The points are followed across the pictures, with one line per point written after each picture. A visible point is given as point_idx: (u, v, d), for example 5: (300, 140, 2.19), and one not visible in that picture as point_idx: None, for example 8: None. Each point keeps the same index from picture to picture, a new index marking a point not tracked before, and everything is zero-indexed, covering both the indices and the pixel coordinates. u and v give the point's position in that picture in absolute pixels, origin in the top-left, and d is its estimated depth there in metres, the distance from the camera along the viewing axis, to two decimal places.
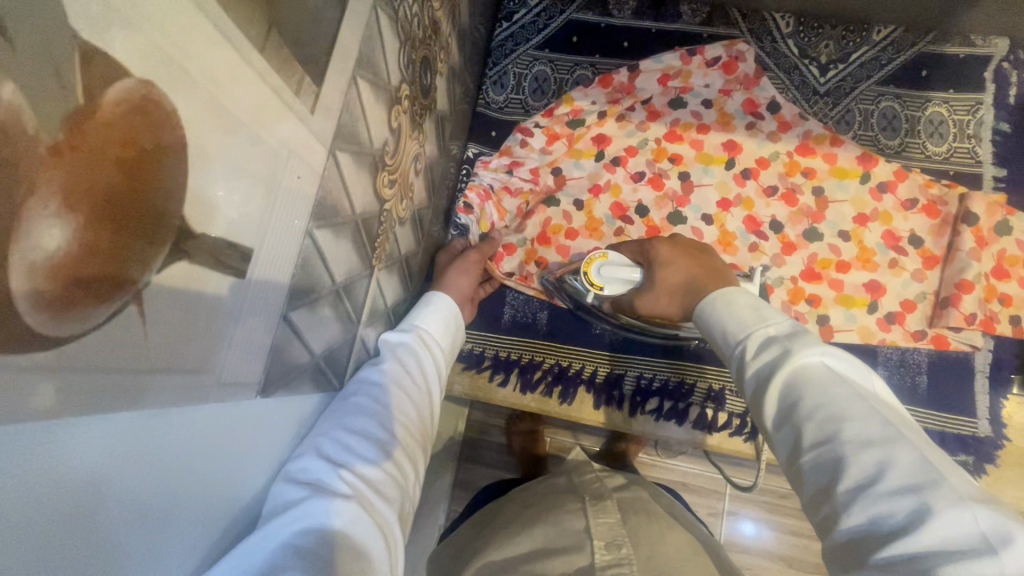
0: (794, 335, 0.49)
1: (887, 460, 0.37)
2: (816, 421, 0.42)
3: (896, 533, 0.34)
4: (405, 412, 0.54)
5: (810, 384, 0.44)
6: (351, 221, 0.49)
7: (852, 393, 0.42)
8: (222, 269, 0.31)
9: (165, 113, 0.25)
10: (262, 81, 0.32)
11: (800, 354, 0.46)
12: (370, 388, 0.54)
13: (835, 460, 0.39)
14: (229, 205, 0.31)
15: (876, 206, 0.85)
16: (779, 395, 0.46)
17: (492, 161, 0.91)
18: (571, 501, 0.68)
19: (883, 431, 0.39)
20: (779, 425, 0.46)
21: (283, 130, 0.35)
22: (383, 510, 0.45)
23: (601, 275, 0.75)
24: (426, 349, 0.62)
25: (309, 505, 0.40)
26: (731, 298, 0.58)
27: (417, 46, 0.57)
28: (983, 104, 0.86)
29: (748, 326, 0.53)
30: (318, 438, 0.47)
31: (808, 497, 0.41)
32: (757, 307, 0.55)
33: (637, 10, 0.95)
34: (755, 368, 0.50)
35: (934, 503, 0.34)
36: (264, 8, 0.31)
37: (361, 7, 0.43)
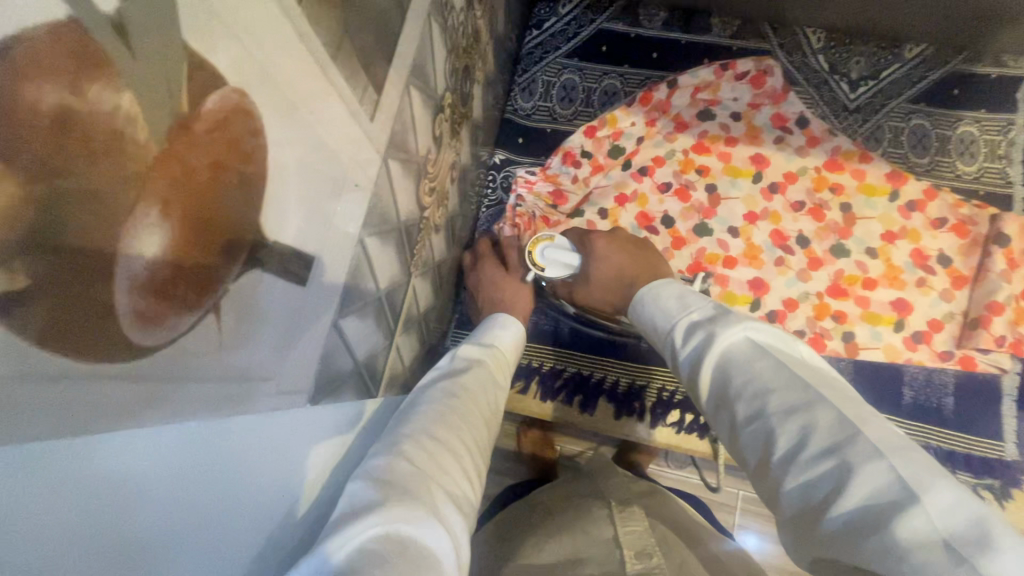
0: (715, 318, 0.53)
1: (810, 426, 0.38)
2: (747, 398, 0.43)
3: (830, 500, 0.35)
4: (478, 418, 0.50)
5: (738, 359, 0.47)
6: (396, 228, 0.49)
7: (773, 360, 0.44)
8: (288, 276, 0.31)
9: (252, 121, 0.25)
10: (333, 87, 0.32)
11: (722, 333, 0.49)
12: (448, 392, 0.50)
13: (767, 434, 0.41)
14: (298, 213, 0.31)
15: (905, 224, 0.85)
16: (711, 379, 0.48)
17: (536, 182, 0.90)
18: (598, 507, 0.68)
19: (803, 395, 0.40)
20: (719, 408, 0.47)
21: (347, 138, 0.35)
22: (461, 526, 0.38)
23: (544, 258, 0.76)
24: (499, 367, 0.60)
25: (381, 501, 0.34)
26: (659, 291, 0.63)
27: (460, 54, 0.58)
28: (1015, 125, 0.86)
29: (676, 317, 0.57)
30: (401, 435, 0.42)
31: (750, 468, 0.42)
32: (681, 299, 0.59)
33: (667, 21, 0.95)
34: (686, 352, 0.53)
35: (853, 461, 0.35)
36: (340, 15, 0.31)
37: (417, 16, 0.43)
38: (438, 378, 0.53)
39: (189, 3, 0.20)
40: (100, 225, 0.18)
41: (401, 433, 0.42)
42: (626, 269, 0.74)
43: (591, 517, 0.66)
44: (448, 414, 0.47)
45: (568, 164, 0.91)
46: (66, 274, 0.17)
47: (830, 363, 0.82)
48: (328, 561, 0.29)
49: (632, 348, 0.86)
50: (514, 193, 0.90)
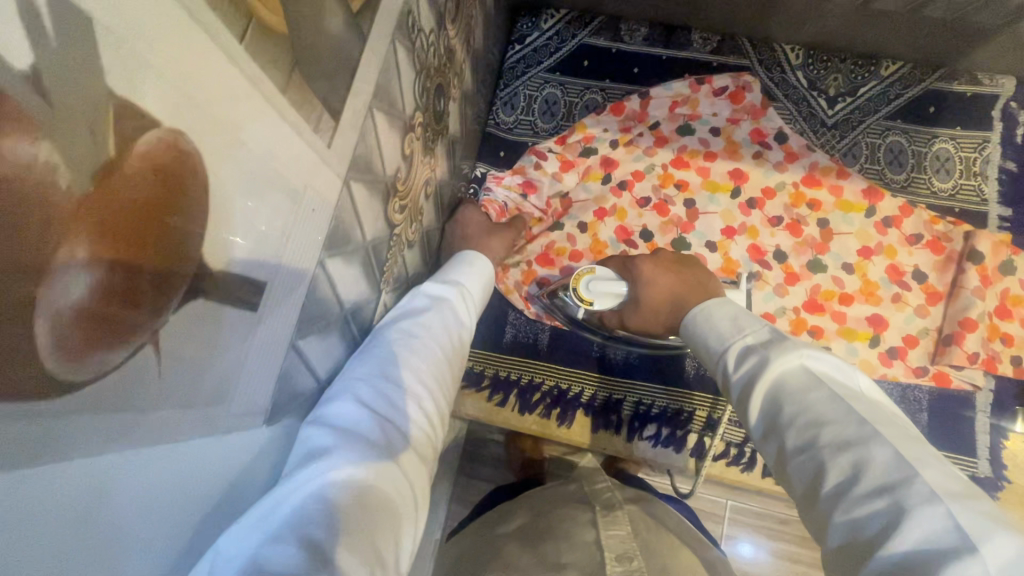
0: (769, 343, 0.55)
1: (862, 462, 0.41)
2: (798, 426, 0.47)
3: (878, 536, 0.37)
4: (435, 365, 0.56)
5: (791, 387, 0.49)
6: (361, 247, 0.49)
7: (827, 392, 0.47)
8: (236, 303, 0.32)
9: (189, 158, 0.25)
10: (283, 119, 0.32)
11: (777, 359, 0.51)
12: (403, 337, 0.55)
13: (818, 465, 0.43)
14: (245, 241, 0.32)
15: (880, 240, 0.86)
16: (764, 402, 0.51)
17: (505, 177, 0.90)
18: (582, 513, 0.66)
19: (858, 431, 0.43)
20: (766, 432, 0.50)
21: (300, 163, 0.35)
22: (407, 462, 0.46)
23: (592, 291, 0.76)
24: (463, 306, 0.65)
25: (338, 453, 0.41)
26: (711, 311, 0.65)
27: (431, 74, 0.58)
28: (990, 142, 0.87)
29: (727, 338, 0.59)
30: (354, 382, 0.48)
31: (798, 492, 0.45)
32: (732, 319, 0.61)
33: (649, 36, 0.96)
34: (738, 375, 0.55)
35: (910, 503, 0.37)
36: (289, 49, 0.31)
37: (380, 41, 0.44)
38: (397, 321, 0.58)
39: (115, 51, 0.20)
40: (30, 268, 0.19)
41: (354, 381, 0.48)
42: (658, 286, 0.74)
43: (574, 518, 0.65)
44: (409, 367, 0.52)
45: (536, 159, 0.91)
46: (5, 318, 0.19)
47: None
48: (293, 508, 0.36)
49: (612, 361, 0.87)
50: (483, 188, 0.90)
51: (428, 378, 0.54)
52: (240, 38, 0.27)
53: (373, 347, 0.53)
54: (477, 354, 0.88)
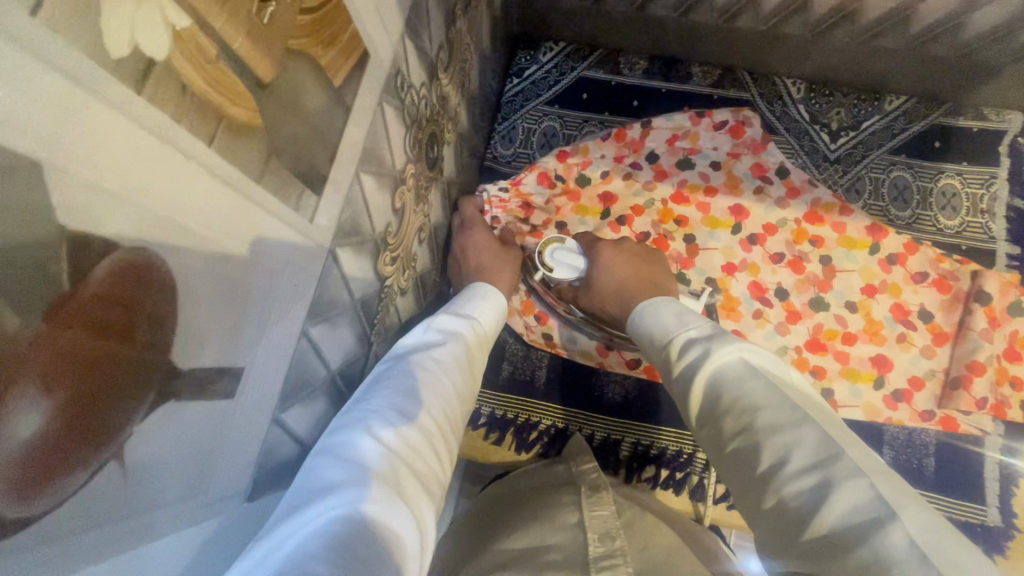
0: (713, 336, 0.53)
1: (794, 443, 0.40)
2: (735, 413, 0.45)
3: (809, 515, 0.37)
4: (446, 399, 0.52)
5: (729, 377, 0.48)
6: (349, 308, 0.49)
7: (765, 381, 0.46)
8: (210, 394, 0.31)
9: (155, 269, 0.25)
10: (259, 206, 0.32)
11: (720, 350, 0.50)
12: (416, 369, 0.52)
13: (752, 448, 0.42)
14: (217, 333, 0.31)
15: (885, 278, 0.84)
16: (703, 392, 0.49)
17: (509, 200, 0.87)
18: (566, 495, 0.65)
19: (792, 414, 0.42)
20: (703, 423, 0.49)
21: (277, 245, 0.35)
22: (418, 501, 0.41)
23: (555, 258, 0.80)
24: (477, 342, 0.62)
25: (340, 492, 0.37)
26: (657, 305, 0.63)
27: (423, 125, 0.58)
28: (997, 178, 0.85)
29: (672, 331, 0.58)
30: (365, 415, 0.45)
31: (733, 481, 0.44)
32: (677, 313, 0.60)
33: (649, 69, 0.95)
34: (680, 366, 0.54)
35: (837, 477, 0.37)
36: (265, 140, 0.31)
37: (367, 107, 0.44)
38: (411, 353, 0.55)
39: (69, 188, 0.20)
40: None
41: (366, 413, 0.45)
42: (624, 280, 0.74)
43: (560, 502, 0.63)
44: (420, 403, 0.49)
45: (543, 184, 0.89)
46: None
47: None
48: (285, 552, 0.32)
49: (610, 400, 0.85)
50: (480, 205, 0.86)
51: (439, 416, 0.50)
52: (209, 142, 0.26)
53: (386, 380, 0.50)
54: None
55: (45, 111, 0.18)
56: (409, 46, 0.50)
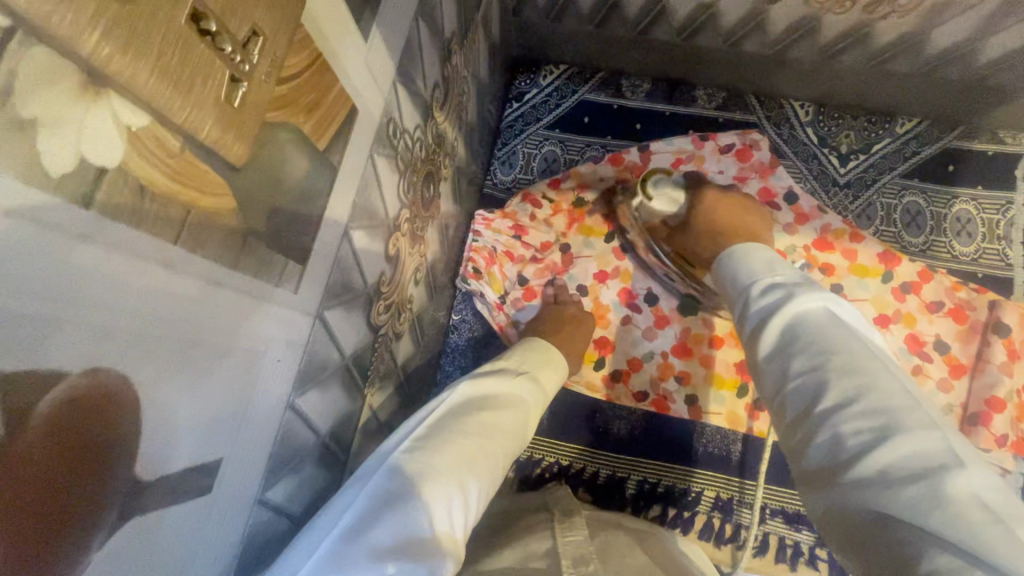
0: (801, 282, 0.51)
1: (868, 388, 0.40)
2: (809, 353, 0.44)
3: (869, 450, 0.37)
4: (498, 464, 0.47)
5: (814, 325, 0.46)
6: (341, 367, 0.47)
7: (848, 333, 0.44)
8: (182, 496, 0.29)
9: (112, 387, 0.23)
10: (234, 291, 0.29)
11: (803, 297, 0.48)
12: (475, 422, 0.48)
13: (819, 385, 0.42)
14: (192, 433, 0.29)
15: (898, 307, 0.81)
16: (780, 336, 0.47)
17: (494, 219, 0.84)
18: (540, 521, 0.61)
19: (869, 363, 0.42)
20: (769, 360, 0.47)
21: (258, 324, 0.32)
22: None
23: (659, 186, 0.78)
24: (535, 399, 0.57)
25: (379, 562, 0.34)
26: (741, 249, 0.60)
27: (418, 167, 0.56)
28: (1014, 204, 0.82)
29: (757, 273, 0.55)
30: (423, 470, 0.41)
31: (784, 415, 0.45)
32: (762, 254, 0.56)
33: (651, 92, 0.92)
34: (758, 307, 0.51)
35: (906, 423, 0.37)
36: (239, 223, 0.28)
37: (356, 162, 0.41)
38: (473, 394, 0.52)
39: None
40: None
41: (425, 469, 0.41)
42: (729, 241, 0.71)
43: (534, 530, 0.58)
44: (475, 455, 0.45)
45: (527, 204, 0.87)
46: None
47: None
48: None
49: (615, 435, 0.83)
50: (471, 232, 0.85)
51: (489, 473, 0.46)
52: (175, 239, 0.24)
53: (441, 429, 0.46)
54: None
55: None
56: (402, 92, 0.47)
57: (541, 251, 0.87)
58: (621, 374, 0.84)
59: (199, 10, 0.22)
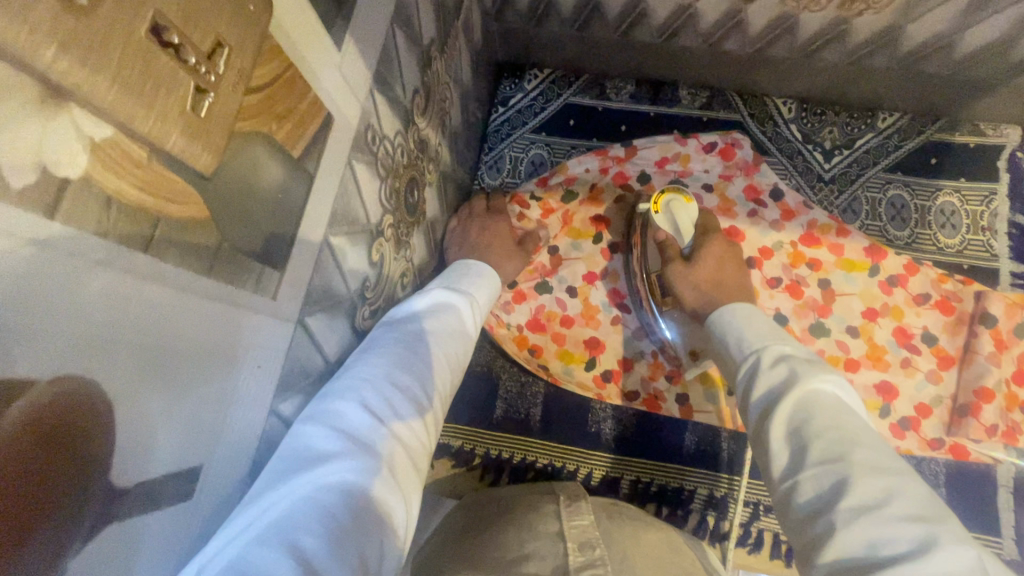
0: (809, 360, 0.52)
1: (891, 489, 0.39)
2: (825, 438, 0.43)
3: (904, 558, 0.35)
4: (440, 378, 0.50)
5: (825, 405, 0.46)
6: (326, 372, 0.47)
7: (861, 424, 0.45)
8: (161, 502, 0.29)
9: (81, 394, 0.23)
10: (211, 299, 0.30)
11: (812, 376, 0.49)
12: (437, 345, 0.52)
13: (840, 479, 0.40)
14: (171, 436, 0.29)
15: (885, 300, 0.81)
16: (787, 409, 0.47)
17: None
18: (546, 504, 0.60)
19: (891, 465, 0.41)
20: (780, 438, 0.46)
21: (238, 331, 0.33)
22: (407, 475, 0.40)
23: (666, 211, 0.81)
24: (472, 316, 0.60)
25: (330, 458, 0.36)
26: (751, 318, 0.61)
27: (401, 173, 0.56)
28: (997, 194, 0.83)
29: (767, 342, 0.56)
30: (358, 385, 0.42)
31: (797, 504, 0.42)
32: (772, 330, 0.58)
33: (635, 93, 0.93)
34: (766, 378, 0.52)
35: (939, 537, 0.35)
36: (211, 231, 0.29)
37: (335, 170, 0.42)
38: (412, 317, 0.53)
39: None
40: None
41: (363, 384, 0.43)
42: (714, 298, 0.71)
43: (538, 511, 0.58)
44: (414, 370, 0.47)
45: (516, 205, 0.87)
46: None
47: None
48: (267, 527, 0.31)
49: (608, 435, 0.83)
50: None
51: (431, 383, 0.49)
52: (145, 248, 0.25)
53: (410, 347, 0.49)
54: (466, 431, 0.84)
55: None
56: (380, 98, 0.48)
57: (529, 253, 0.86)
58: (610, 374, 0.84)
59: (160, 24, 0.22)
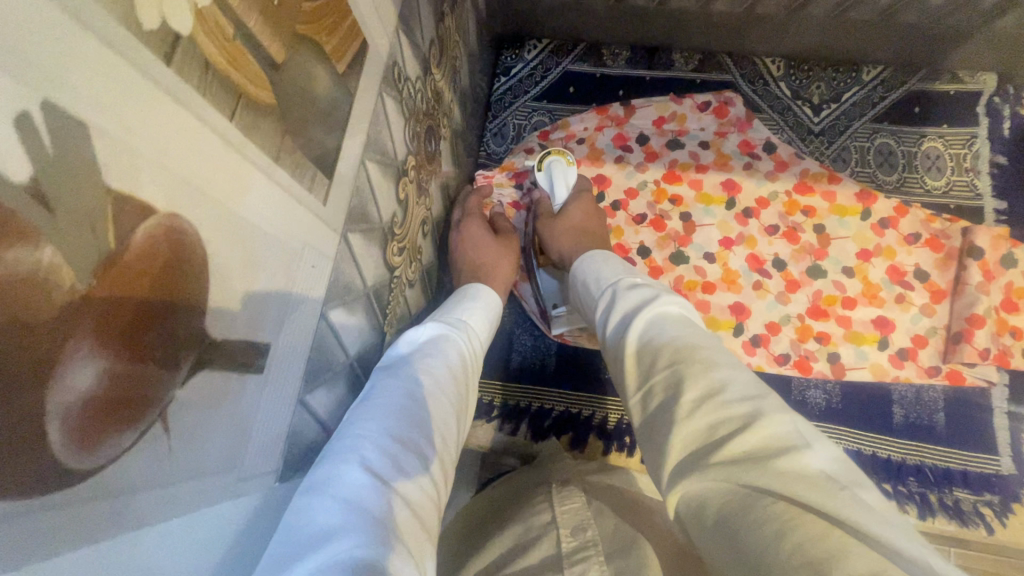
0: (653, 286, 0.56)
1: (728, 379, 0.41)
2: (672, 347, 0.46)
3: (733, 430, 0.36)
4: (443, 430, 0.48)
5: (666, 322, 0.50)
6: (363, 294, 0.50)
7: (702, 333, 0.48)
8: (241, 367, 0.32)
9: (186, 237, 0.26)
10: (278, 185, 0.33)
11: (659, 300, 0.53)
12: (436, 393, 0.50)
13: (680, 377, 0.43)
14: (247, 305, 0.32)
15: (879, 242, 0.85)
16: (635, 328, 0.51)
17: (495, 176, 0.91)
18: (539, 493, 0.59)
19: (726, 359, 0.44)
20: (637, 355, 0.49)
21: (296, 224, 0.36)
22: (422, 545, 0.37)
23: (547, 168, 0.86)
24: (467, 354, 0.58)
25: (339, 530, 0.33)
26: (605, 258, 0.65)
27: (421, 118, 0.60)
28: (978, 137, 0.88)
29: (620, 276, 0.60)
30: (357, 450, 0.40)
31: (650, 410, 0.44)
32: (623, 266, 0.63)
33: (631, 59, 0.97)
34: (620, 305, 0.55)
35: (763, 407, 0.38)
36: (278, 120, 0.32)
37: (369, 96, 0.45)
38: (410, 367, 0.51)
39: (107, 144, 0.21)
40: (43, 356, 0.20)
41: (364, 449, 0.40)
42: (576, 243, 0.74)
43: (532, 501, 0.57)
44: (416, 426, 0.45)
45: (523, 154, 0.92)
46: (24, 391, 0.19)
47: (816, 387, 0.83)
48: None
49: None
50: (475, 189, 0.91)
51: (433, 439, 0.46)
52: (230, 117, 0.28)
53: (410, 401, 0.47)
54: (484, 385, 0.87)
55: (94, 88, 0.20)
56: (404, 40, 0.52)
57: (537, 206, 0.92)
58: None
59: None
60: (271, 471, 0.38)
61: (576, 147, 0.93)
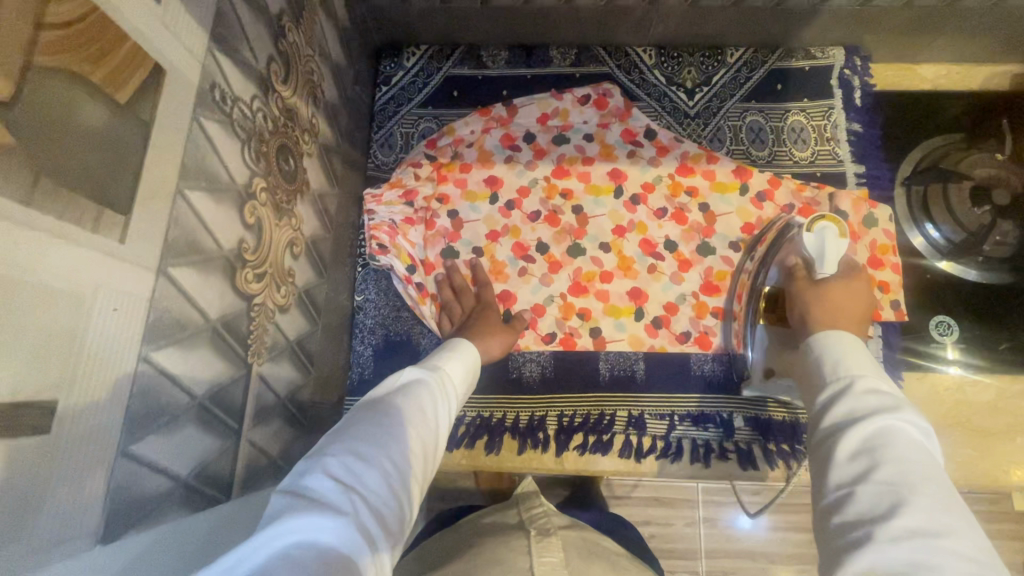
0: (900, 398, 0.51)
1: (954, 530, 0.39)
2: (896, 464, 0.44)
3: None
4: (411, 448, 0.51)
5: (903, 438, 0.46)
6: (206, 329, 0.48)
7: (937, 468, 0.44)
8: (11, 431, 0.30)
9: None
10: (38, 230, 0.31)
11: (906, 414, 0.48)
12: (400, 414, 0.53)
13: (900, 501, 0.41)
14: (10, 361, 0.30)
15: (759, 215, 0.89)
16: (864, 432, 0.47)
17: (384, 194, 0.88)
18: (515, 538, 0.59)
19: (963, 512, 0.41)
20: (851, 452, 0.47)
21: (79, 269, 0.34)
22: (374, 538, 0.42)
23: (819, 234, 0.71)
24: (443, 386, 0.61)
25: (295, 516, 0.39)
26: (845, 346, 0.58)
27: (267, 139, 0.58)
28: (835, 108, 0.93)
29: (864, 374, 0.53)
30: (323, 455, 0.46)
31: (840, 514, 0.44)
32: (873, 364, 0.55)
33: (510, 59, 0.98)
34: (851, 402, 0.51)
35: None
36: (24, 161, 0.30)
37: (179, 121, 0.43)
38: (379, 394, 0.56)
39: None
40: None
41: (327, 452, 0.46)
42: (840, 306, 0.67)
43: (506, 546, 0.57)
44: (383, 446, 0.48)
45: (408, 166, 0.91)
46: None
47: (714, 361, 0.85)
48: None
49: (529, 379, 0.86)
50: (364, 211, 0.88)
51: (403, 460, 0.49)
52: None
53: (379, 421, 0.51)
54: None
55: None
56: (225, 61, 0.49)
57: (430, 215, 0.91)
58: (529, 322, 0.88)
59: None
60: (87, 531, 0.36)
61: (466, 152, 0.93)
